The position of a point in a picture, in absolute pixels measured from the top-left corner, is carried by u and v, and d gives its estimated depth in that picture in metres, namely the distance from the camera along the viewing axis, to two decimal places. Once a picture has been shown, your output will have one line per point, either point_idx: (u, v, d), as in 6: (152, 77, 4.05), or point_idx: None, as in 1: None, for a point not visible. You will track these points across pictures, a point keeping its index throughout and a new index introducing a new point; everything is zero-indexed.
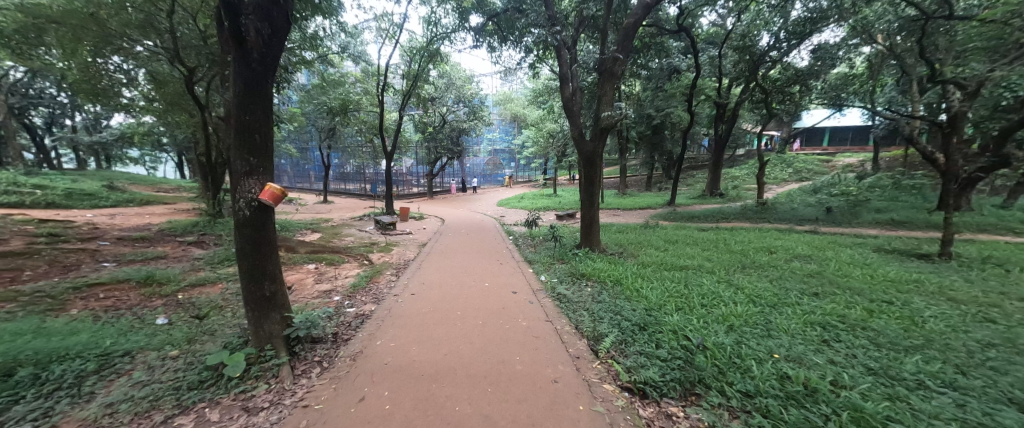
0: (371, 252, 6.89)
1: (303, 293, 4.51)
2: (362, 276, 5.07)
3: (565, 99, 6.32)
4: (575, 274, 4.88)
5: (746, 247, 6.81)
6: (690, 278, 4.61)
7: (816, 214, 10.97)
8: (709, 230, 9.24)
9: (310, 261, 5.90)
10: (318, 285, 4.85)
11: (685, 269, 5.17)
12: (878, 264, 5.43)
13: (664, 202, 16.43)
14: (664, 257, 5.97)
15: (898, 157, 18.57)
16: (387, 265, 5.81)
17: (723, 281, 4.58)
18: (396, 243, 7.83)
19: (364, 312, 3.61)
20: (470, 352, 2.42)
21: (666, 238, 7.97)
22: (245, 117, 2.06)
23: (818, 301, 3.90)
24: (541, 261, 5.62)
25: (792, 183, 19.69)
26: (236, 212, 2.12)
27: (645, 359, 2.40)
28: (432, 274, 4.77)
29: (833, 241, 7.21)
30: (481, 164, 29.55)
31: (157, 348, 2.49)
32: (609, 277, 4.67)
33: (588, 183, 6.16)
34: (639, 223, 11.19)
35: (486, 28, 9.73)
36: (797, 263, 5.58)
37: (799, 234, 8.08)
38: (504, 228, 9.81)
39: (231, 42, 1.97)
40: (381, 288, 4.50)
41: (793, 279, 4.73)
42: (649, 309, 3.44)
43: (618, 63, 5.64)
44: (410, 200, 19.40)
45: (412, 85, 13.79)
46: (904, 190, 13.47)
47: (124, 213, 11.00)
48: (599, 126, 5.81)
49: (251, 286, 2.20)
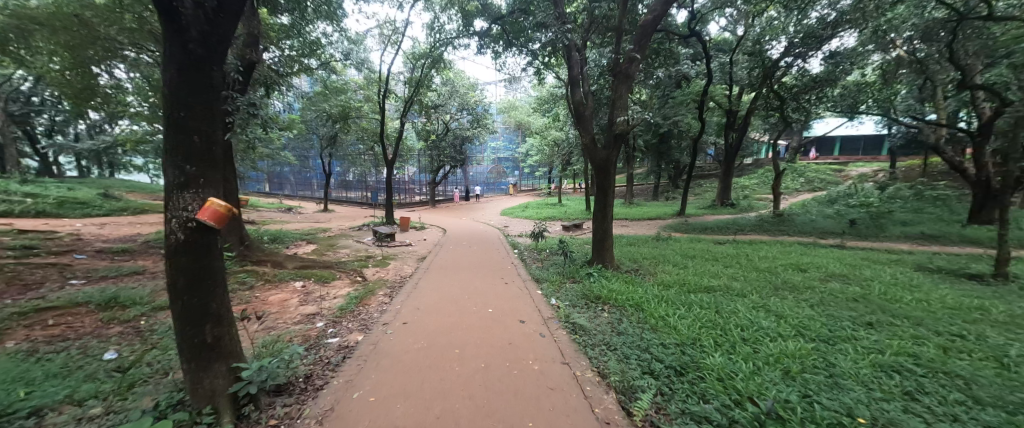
0: (366, 267, 6.38)
1: (283, 318, 3.99)
2: (351, 297, 4.55)
3: (576, 104, 5.80)
4: (589, 297, 4.34)
5: (772, 264, 6.25)
6: (720, 303, 4.06)
7: (838, 226, 10.40)
8: (726, 243, 8.69)
9: (297, 278, 5.39)
10: (303, 308, 4.34)
11: (711, 291, 4.64)
12: (927, 286, 4.85)
13: (674, 211, 15.90)
14: (685, 275, 5.42)
15: (916, 167, 17.98)
16: (381, 283, 5.30)
17: (759, 306, 4.02)
18: (393, 257, 7.35)
19: (349, 345, 3.10)
20: (471, 415, 1.89)
21: (682, 253, 7.42)
22: (181, 114, 1.58)
23: (876, 334, 3.34)
24: (549, 280, 5.11)
25: (804, 193, 19.08)
26: (167, 236, 1.64)
27: (695, 425, 1.88)
28: (429, 296, 4.25)
29: (866, 258, 6.62)
30: (484, 172, 29.29)
31: (78, 404, 1.99)
32: (628, 300, 4.13)
33: (601, 193, 5.66)
34: (650, 235, 10.68)
35: (491, 33, 9.44)
36: (835, 284, 5.01)
37: (826, 250, 7.50)
38: (509, 240, 9.32)
39: (159, 15, 1.50)
40: (370, 313, 3.97)
41: (838, 305, 4.16)
42: (683, 345, 2.92)
43: (634, 64, 5.14)
44: (413, 209, 19.05)
45: (415, 92, 13.49)
46: (927, 201, 12.86)
47: (116, 222, 10.62)
48: (613, 132, 5.29)
49: (187, 329, 1.70)
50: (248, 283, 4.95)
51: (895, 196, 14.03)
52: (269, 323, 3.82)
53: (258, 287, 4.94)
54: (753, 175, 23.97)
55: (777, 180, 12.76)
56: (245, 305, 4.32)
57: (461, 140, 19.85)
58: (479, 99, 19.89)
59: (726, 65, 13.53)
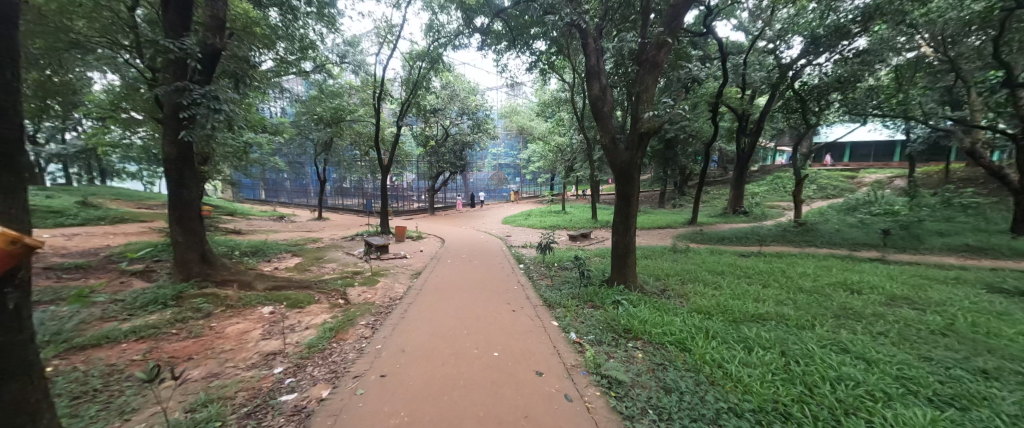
0: (351, 286, 5.57)
1: (235, 360, 3.18)
2: (325, 329, 3.72)
3: (593, 98, 4.96)
4: (615, 329, 3.53)
5: (818, 283, 5.44)
6: (783, 340, 3.25)
7: (866, 236, 9.64)
8: (752, 256, 7.92)
9: (266, 302, 4.58)
10: (262, 343, 3.52)
11: (762, 321, 3.82)
12: (1022, 315, 4.03)
13: (684, 220, 15.13)
14: (724, 298, 4.62)
15: (935, 174, 17.24)
16: (365, 308, 4.48)
17: (832, 345, 3.20)
18: (384, 272, 6.55)
19: (305, 409, 2.28)
20: None
21: (708, 268, 6.60)
22: None
23: (1006, 390, 2.53)
24: (565, 305, 4.31)
25: (819, 201, 18.26)
26: None
27: None
28: (418, 330, 3.44)
29: (921, 276, 5.82)
30: (484, 179, 27.67)
31: None
32: (667, 335, 3.33)
33: (622, 201, 4.87)
34: (665, 246, 9.90)
35: (493, 30, 8.79)
36: (906, 311, 4.20)
37: (869, 265, 6.69)
38: (513, 252, 8.55)
39: None
40: (344, 354, 3.15)
41: (931, 344, 3.33)
42: (766, 415, 2.13)
43: (664, 50, 4.35)
44: (410, 217, 18.33)
45: (412, 93, 12.74)
46: (957, 210, 12.08)
47: (89, 234, 9.91)
48: (637, 130, 4.50)
49: None
50: (204, 311, 4.14)
51: (920, 203, 13.25)
52: (213, 369, 3.01)
53: (216, 315, 4.15)
54: (762, 181, 23.29)
55: (799, 187, 11.92)
56: (193, 341, 3.52)
57: (461, 146, 19.22)
58: (480, 104, 19.26)
59: (741, 66, 12.81)
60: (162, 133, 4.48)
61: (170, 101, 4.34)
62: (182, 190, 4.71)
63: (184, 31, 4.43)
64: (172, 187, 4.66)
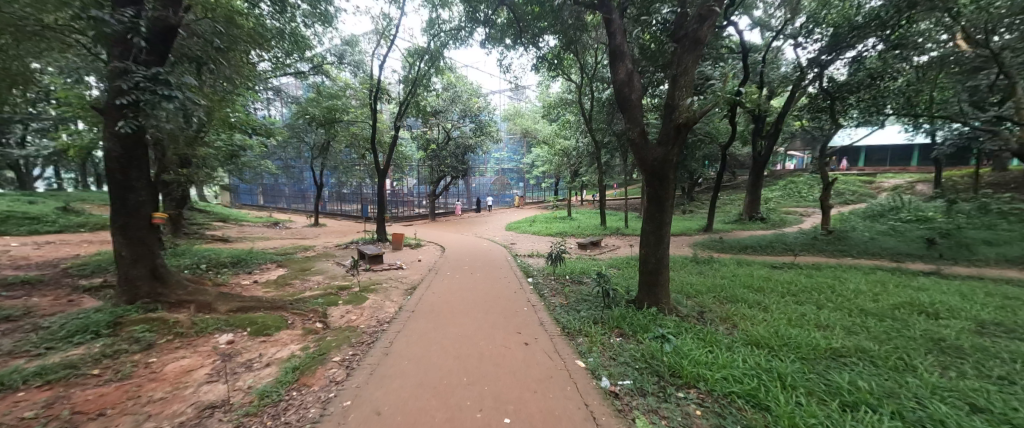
0: (334, 305, 4.79)
1: (158, 417, 2.36)
2: (287, 368, 2.93)
3: (618, 85, 4.22)
4: (660, 372, 2.72)
5: (882, 304, 4.62)
6: (886, 391, 2.45)
7: (907, 245, 8.79)
8: (786, 268, 7.11)
9: (226, 329, 3.83)
10: (204, 390, 2.72)
11: (842, 360, 3.02)
12: None
13: (698, 226, 14.28)
14: (780, 325, 3.78)
15: (962, 179, 16.33)
16: (344, 336, 3.69)
17: (960, 402, 2.36)
18: (375, 287, 5.79)
19: None
20: None
21: (743, 283, 5.77)
22: None
23: None
24: (588, 334, 3.50)
25: (839, 207, 17.34)
26: None
27: None
28: (402, 379, 2.61)
29: (999, 296, 4.96)
30: (487, 183, 26.58)
31: None
32: (732, 383, 2.51)
33: (654, 206, 4.07)
34: (685, 256, 9.06)
35: (497, 23, 8.15)
36: (1018, 345, 3.35)
37: (926, 280, 5.85)
38: (518, 262, 7.76)
39: None
40: (302, 411, 2.34)
41: None
42: None
43: (708, 24, 3.59)
44: (410, 223, 17.61)
45: (411, 93, 11.99)
46: (998, 215, 11.17)
47: (62, 242, 9.26)
48: (673, 120, 3.72)
49: None
50: (145, 341, 3.39)
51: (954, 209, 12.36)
52: None
53: (159, 347, 3.38)
54: (775, 186, 22.42)
55: (825, 191, 11.09)
56: (118, 385, 2.75)
57: (463, 150, 18.57)
58: (482, 106, 18.56)
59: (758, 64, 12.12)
60: (103, 127, 3.78)
61: (111, 86, 3.64)
62: (127, 195, 3.99)
63: (131, 5, 3.76)
64: (115, 190, 3.92)
